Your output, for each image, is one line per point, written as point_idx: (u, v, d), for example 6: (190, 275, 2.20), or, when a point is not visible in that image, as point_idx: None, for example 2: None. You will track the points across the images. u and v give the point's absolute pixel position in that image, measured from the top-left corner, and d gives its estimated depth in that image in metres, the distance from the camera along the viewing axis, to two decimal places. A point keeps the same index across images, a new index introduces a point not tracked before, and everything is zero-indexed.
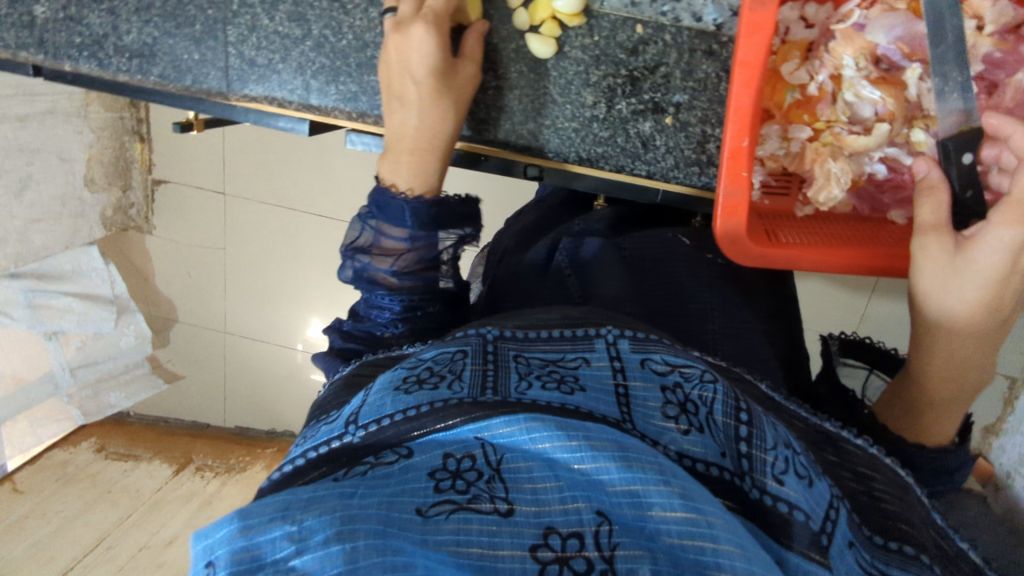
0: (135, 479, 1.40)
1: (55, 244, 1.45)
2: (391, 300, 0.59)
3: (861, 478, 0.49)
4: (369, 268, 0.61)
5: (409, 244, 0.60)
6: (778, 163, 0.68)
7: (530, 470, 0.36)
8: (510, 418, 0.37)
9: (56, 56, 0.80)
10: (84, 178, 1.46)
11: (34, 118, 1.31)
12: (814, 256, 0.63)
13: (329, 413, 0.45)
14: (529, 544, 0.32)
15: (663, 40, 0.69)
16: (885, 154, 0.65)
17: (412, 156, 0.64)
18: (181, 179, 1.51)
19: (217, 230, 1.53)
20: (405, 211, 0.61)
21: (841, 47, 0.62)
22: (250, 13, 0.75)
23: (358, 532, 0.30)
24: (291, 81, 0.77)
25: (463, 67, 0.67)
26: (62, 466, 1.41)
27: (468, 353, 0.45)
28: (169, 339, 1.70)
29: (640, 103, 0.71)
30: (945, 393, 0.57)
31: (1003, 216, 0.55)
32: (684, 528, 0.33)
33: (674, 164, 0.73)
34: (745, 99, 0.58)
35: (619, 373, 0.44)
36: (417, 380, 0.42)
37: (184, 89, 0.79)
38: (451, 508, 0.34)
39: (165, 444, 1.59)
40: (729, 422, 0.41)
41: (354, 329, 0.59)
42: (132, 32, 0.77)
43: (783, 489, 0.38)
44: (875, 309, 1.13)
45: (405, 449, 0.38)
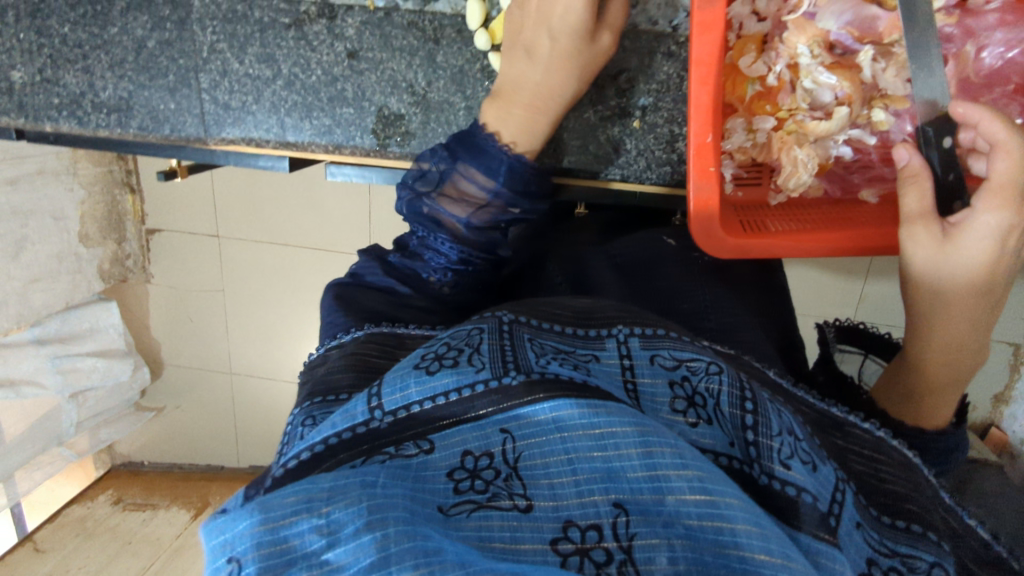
0: (154, 527, 1.50)
1: (56, 301, 1.47)
2: (449, 250, 0.64)
3: (868, 460, 0.48)
4: (439, 210, 0.64)
5: (487, 199, 0.64)
6: (746, 155, 0.69)
7: (546, 465, 0.36)
8: (535, 405, 0.38)
9: (37, 118, 0.82)
10: (78, 234, 1.48)
11: (23, 179, 1.34)
12: (788, 244, 0.63)
13: (340, 395, 0.45)
14: (549, 538, 0.33)
15: (621, 46, 0.70)
16: (850, 136, 0.66)
17: (524, 109, 0.66)
18: (173, 226, 1.53)
19: (213, 272, 1.55)
20: (498, 168, 0.63)
21: (794, 37, 0.63)
22: (219, 58, 0.77)
23: (387, 520, 0.30)
24: (266, 121, 0.78)
25: (601, 36, 0.65)
26: (81, 521, 1.52)
27: (484, 330, 0.46)
28: (175, 384, 1.72)
29: (607, 109, 0.72)
30: (942, 377, 0.58)
31: (986, 203, 0.56)
32: (703, 510, 0.33)
33: (646, 166, 0.74)
34: (705, 96, 0.59)
35: (627, 370, 0.45)
36: (437, 355, 0.43)
37: (163, 138, 0.81)
38: (472, 507, 0.34)
39: (181, 490, 1.65)
40: (735, 412, 0.41)
41: (401, 263, 0.65)
42: (109, 87, 0.79)
43: (791, 474, 0.38)
44: (872, 289, 1.14)
45: (427, 442, 0.38)
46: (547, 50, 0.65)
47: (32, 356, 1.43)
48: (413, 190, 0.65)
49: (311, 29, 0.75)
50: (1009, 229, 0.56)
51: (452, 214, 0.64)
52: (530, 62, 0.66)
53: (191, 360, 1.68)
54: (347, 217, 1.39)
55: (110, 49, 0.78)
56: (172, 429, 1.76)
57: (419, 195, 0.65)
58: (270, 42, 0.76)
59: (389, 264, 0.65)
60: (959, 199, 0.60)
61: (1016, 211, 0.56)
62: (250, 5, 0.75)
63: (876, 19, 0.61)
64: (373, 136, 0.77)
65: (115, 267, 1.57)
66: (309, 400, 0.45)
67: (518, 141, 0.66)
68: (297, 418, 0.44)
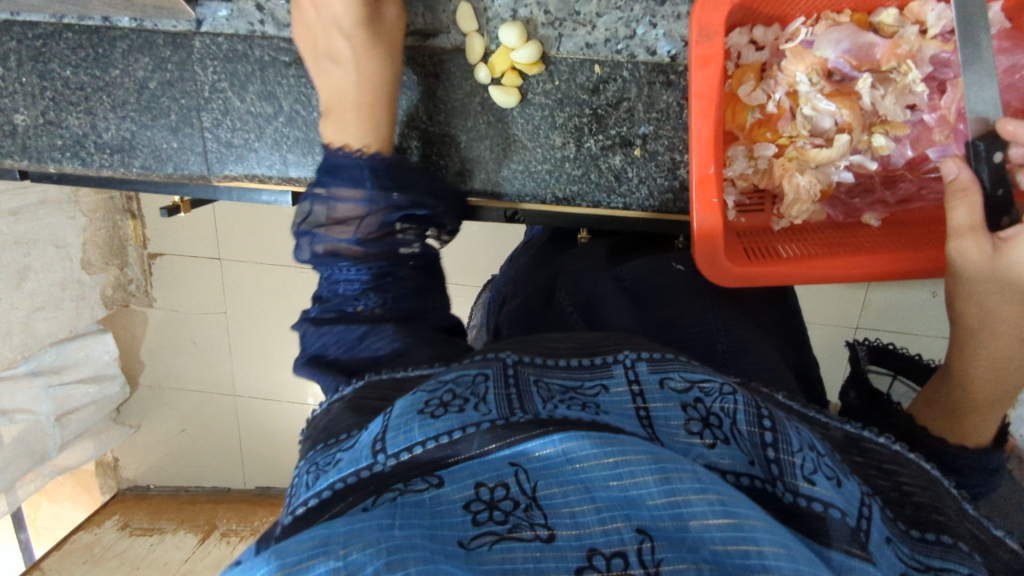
0: (162, 553, 1.48)
1: (59, 329, 1.49)
2: (358, 272, 0.56)
3: (889, 474, 0.48)
4: (328, 240, 0.57)
5: (365, 209, 0.58)
6: (748, 181, 0.69)
7: (567, 495, 0.36)
8: (545, 440, 0.38)
9: (40, 160, 0.82)
10: (80, 262, 1.50)
11: (25, 211, 1.34)
12: (792, 269, 0.63)
13: (340, 437, 0.43)
14: (574, 567, 0.32)
15: (622, 77, 0.71)
16: (851, 161, 0.66)
17: (357, 112, 0.65)
18: (174, 251, 1.53)
19: (216, 297, 1.55)
20: (360, 176, 0.60)
21: (793, 65, 0.63)
22: (221, 97, 0.77)
23: (408, 561, 0.30)
24: (268, 157, 0.79)
25: (389, 14, 0.68)
26: (89, 547, 1.51)
27: (490, 377, 0.45)
28: (178, 408, 1.71)
29: (608, 138, 0.73)
30: (985, 395, 0.56)
31: None
32: (728, 533, 0.33)
33: (648, 194, 0.74)
34: (705, 128, 0.60)
35: (637, 396, 0.44)
36: (441, 403, 0.41)
37: (167, 177, 0.81)
38: (493, 539, 0.34)
39: (188, 513, 1.66)
40: (754, 430, 0.42)
41: (323, 315, 0.55)
42: (111, 128, 0.80)
43: (817, 489, 0.39)
44: (875, 296, 1.14)
45: (436, 477, 0.38)
46: (347, 50, 0.66)
47: (26, 387, 1.45)
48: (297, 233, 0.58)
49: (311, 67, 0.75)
50: None
51: (342, 238, 0.56)
52: (338, 66, 0.66)
53: (194, 385, 1.67)
54: None
55: (112, 90, 0.78)
56: (176, 453, 1.75)
57: (303, 235, 0.57)
58: (271, 80, 0.76)
59: (313, 320, 0.55)
60: (1009, 215, 0.59)
61: None
62: (250, 44, 0.75)
63: (874, 46, 0.62)
64: None
65: (117, 292, 1.60)
66: (313, 449, 0.44)
67: (365, 142, 0.63)
68: (302, 468, 0.42)
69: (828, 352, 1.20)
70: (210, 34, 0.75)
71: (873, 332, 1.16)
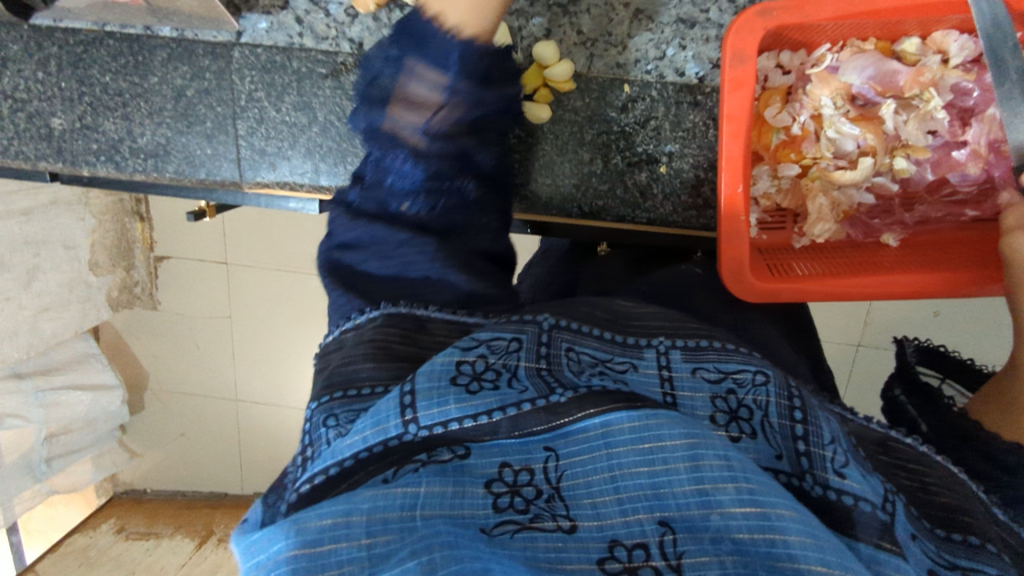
0: (159, 557, 1.52)
1: (66, 329, 1.53)
2: (414, 170, 0.55)
3: (916, 473, 0.50)
4: (397, 119, 0.56)
5: (442, 100, 0.56)
6: (771, 201, 0.71)
7: (589, 485, 0.38)
8: (584, 425, 0.40)
9: (75, 163, 0.84)
10: (89, 263, 1.53)
11: (37, 211, 1.38)
12: (812, 287, 0.65)
13: (364, 390, 0.44)
14: (596, 558, 0.35)
15: (650, 96, 0.73)
16: (873, 183, 0.68)
17: None
18: (181, 254, 1.55)
19: (222, 300, 1.56)
20: (447, 59, 0.56)
21: (818, 90, 0.66)
22: (257, 106, 0.79)
23: (432, 547, 0.32)
24: (301, 165, 0.81)
25: None
26: (84, 551, 1.55)
27: (523, 343, 0.46)
28: (180, 411, 1.73)
29: (634, 155, 0.75)
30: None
31: None
32: (754, 523, 0.35)
33: (672, 210, 0.76)
34: (735, 148, 0.62)
35: (666, 382, 0.47)
36: (475, 374, 0.42)
37: (199, 182, 0.83)
38: (515, 528, 0.36)
39: (184, 518, 1.69)
40: (784, 423, 0.43)
41: (364, 201, 0.56)
42: (146, 134, 0.82)
43: (846, 483, 0.40)
44: (878, 313, 1.16)
45: (463, 448, 0.40)
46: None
47: (15, 391, 1.43)
48: (365, 99, 0.58)
49: (348, 79, 0.77)
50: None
51: (408, 125, 0.56)
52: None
53: (197, 389, 1.69)
54: None
55: (150, 97, 0.80)
56: (178, 456, 1.77)
57: (371, 104, 0.57)
58: (307, 91, 0.78)
59: (351, 209, 0.56)
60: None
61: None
62: (289, 56, 0.77)
63: (897, 73, 0.64)
64: None
65: (123, 293, 1.63)
66: (328, 396, 0.45)
67: (466, 24, 0.57)
68: (317, 417, 0.44)
69: (836, 369, 1.22)
70: (249, 46, 0.77)
71: (876, 349, 1.19)
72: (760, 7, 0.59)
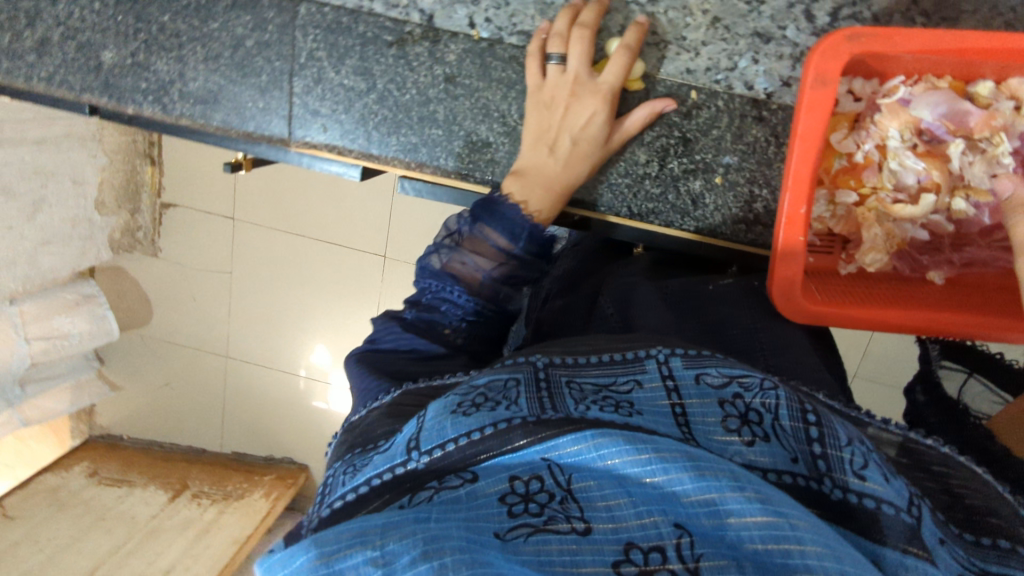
0: (130, 506, 1.59)
1: (63, 266, 1.52)
2: (465, 301, 0.70)
3: (938, 476, 0.51)
4: (464, 259, 0.70)
5: (506, 260, 0.70)
6: (825, 225, 0.71)
7: (602, 488, 0.41)
8: (577, 436, 0.42)
9: (121, 99, 0.83)
10: (95, 202, 1.52)
11: (50, 140, 1.36)
12: (860, 313, 0.65)
13: (375, 444, 0.53)
14: (611, 561, 0.37)
15: (716, 105, 0.73)
16: (929, 220, 0.68)
17: (546, 191, 0.72)
18: (189, 203, 1.57)
19: (224, 256, 1.60)
20: (520, 232, 0.69)
21: (886, 120, 0.66)
22: (316, 66, 0.78)
23: (444, 549, 0.35)
24: (353, 131, 0.79)
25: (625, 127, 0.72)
26: (54, 491, 1.59)
27: (521, 380, 0.51)
28: (168, 361, 1.74)
29: (691, 162, 0.74)
30: None
31: None
32: (766, 533, 0.36)
33: (722, 221, 0.76)
34: (804, 168, 0.62)
35: (673, 392, 0.50)
36: (474, 402, 0.48)
37: (246, 135, 0.82)
38: (529, 531, 0.39)
39: (161, 470, 1.74)
40: (799, 426, 0.45)
41: (417, 319, 0.71)
42: (199, 79, 0.80)
43: (867, 485, 0.41)
44: (876, 346, 1.21)
45: (470, 472, 0.44)
46: (568, 148, 0.72)
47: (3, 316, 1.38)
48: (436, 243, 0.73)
49: (412, 50, 0.76)
50: None
51: (475, 267, 0.70)
52: (552, 155, 0.72)
53: (185, 341, 1.71)
54: (367, 212, 1.48)
55: (207, 43, 0.79)
56: (160, 404, 1.79)
57: (444, 246, 0.71)
58: (369, 56, 0.77)
59: (405, 322, 0.71)
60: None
61: None
62: (356, 19, 0.77)
63: (968, 114, 0.64)
64: (457, 159, 0.78)
65: (125, 236, 1.64)
66: (349, 454, 0.54)
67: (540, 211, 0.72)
68: (340, 468, 0.52)
69: None
70: (317, 3, 0.77)
71: (868, 381, 1.23)
72: (848, 32, 0.58)
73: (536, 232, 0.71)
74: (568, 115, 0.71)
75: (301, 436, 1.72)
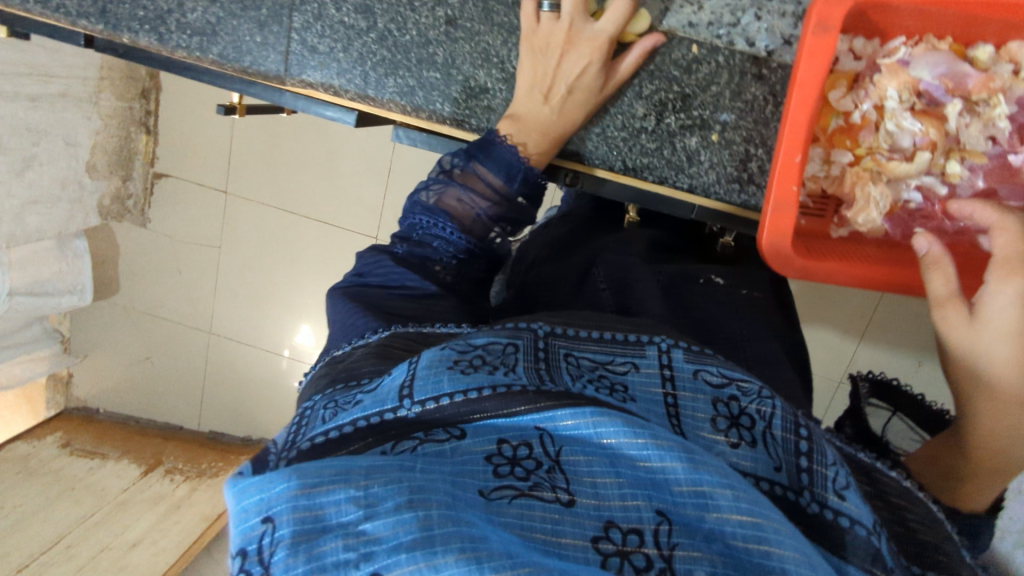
0: (101, 478, 1.50)
1: (49, 227, 1.47)
2: (459, 238, 0.70)
3: (895, 508, 0.47)
4: (461, 195, 0.71)
5: (501, 197, 0.72)
6: (818, 185, 0.71)
7: (590, 464, 0.41)
8: (575, 410, 0.42)
9: (116, 27, 0.81)
10: (86, 163, 1.50)
11: (45, 99, 1.34)
12: (847, 271, 0.66)
13: (360, 380, 0.52)
14: (591, 536, 0.37)
15: (716, 61, 0.72)
16: (922, 183, 0.68)
17: (541, 134, 0.73)
18: (181, 173, 1.58)
19: (214, 228, 1.59)
20: (515, 171, 0.72)
21: (886, 81, 0.65)
22: (317, 2, 0.78)
23: (428, 503, 0.35)
24: (350, 70, 0.79)
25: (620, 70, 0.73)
26: (25, 459, 1.49)
27: (519, 348, 0.50)
28: (151, 335, 1.74)
29: (688, 119, 0.74)
30: (985, 463, 0.51)
31: (998, 275, 0.55)
32: (748, 531, 0.37)
33: (716, 180, 0.76)
34: (801, 117, 0.62)
35: (668, 382, 0.49)
36: (471, 363, 0.47)
37: (241, 70, 0.81)
38: (513, 494, 0.39)
39: (134, 443, 1.69)
40: (789, 437, 0.45)
41: (408, 254, 0.70)
42: (197, 10, 0.79)
43: (846, 505, 0.41)
44: None
45: (458, 429, 0.43)
46: (562, 96, 0.73)
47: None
48: (427, 179, 0.73)
49: None
50: None
51: (472, 202, 0.71)
52: (547, 104, 0.73)
53: (172, 315, 1.71)
54: (362, 191, 1.46)
55: None
56: (141, 379, 1.79)
57: (436, 182, 0.72)
58: None
59: (397, 256, 0.70)
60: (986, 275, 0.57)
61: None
62: None
63: (967, 76, 0.64)
64: (453, 104, 0.78)
65: (115, 204, 1.61)
66: (331, 388, 0.52)
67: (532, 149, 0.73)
68: (320, 400, 0.51)
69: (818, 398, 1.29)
70: None
71: None
72: None
73: (531, 174, 0.73)
74: (564, 63, 0.71)
75: (280, 418, 1.68)
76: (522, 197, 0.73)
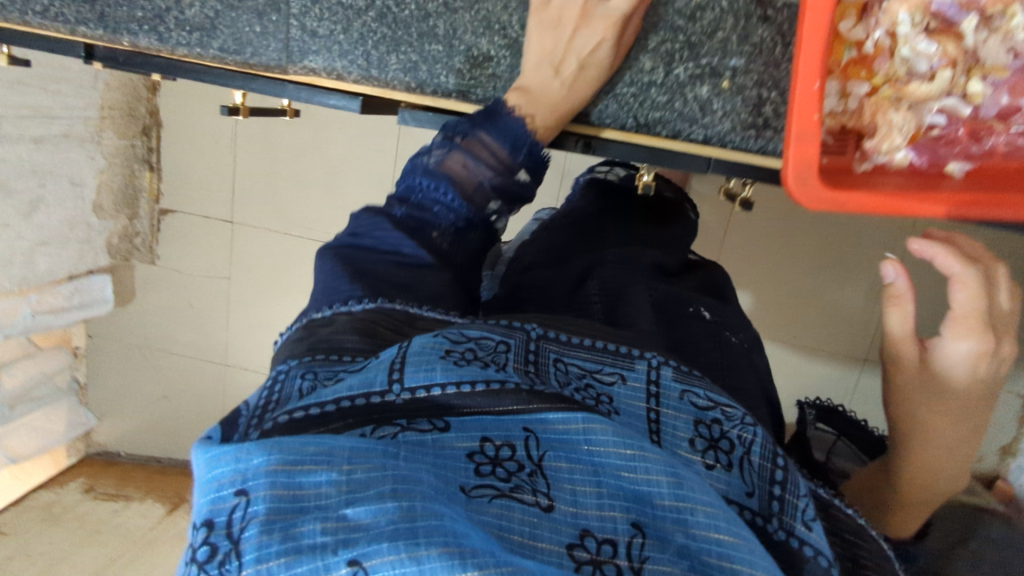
0: (126, 519, 1.46)
1: (60, 268, 1.48)
2: (459, 205, 0.69)
3: (848, 544, 0.53)
4: (465, 159, 0.69)
5: (504, 168, 0.70)
6: (837, 121, 0.68)
7: (573, 472, 0.43)
8: (568, 415, 0.45)
9: (116, 31, 0.81)
10: (93, 204, 1.51)
11: (49, 141, 1.36)
12: (877, 204, 0.63)
13: (342, 357, 0.52)
14: (566, 542, 0.39)
15: (720, 6, 0.71)
16: (944, 104, 0.67)
17: (548, 110, 0.73)
18: (188, 209, 1.56)
19: (222, 260, 1.58)
20: (519, 143, 0.71)
21: (896, 5, 0.63)
22: None
23: (414, 494, 0.36)
24: (352, 51, 0.78)
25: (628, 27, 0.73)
26: (48, 507, 1.47)
27: (512, 347, 0.52)
28: (167, 373, 1.73)
29: (698, 67, 0.73)
30: (912, 495, 0.69)
31: (954, 331, 0.71)
32: (723, 551, 0.39)
33: (731, 128, 0.74)
34: (816, 41, 0.59)
35: (653, 398, 0.52)
36: (464, 356, 0.48)
37: (243, 62, 0.81)
38: (493, 493, 0.40)
39: (156, 483, 1.65)
40: (764, 464, 0.49)
41: (407, 218, 0.69)
42: (195, 5, 0.79)
43: (810, 535, 0.45)
44: None
45: (442, 421, 0.44)
46: (573, 71, 0.74)
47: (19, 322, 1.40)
48: (431, 142, 0.71)
49: None
50: (980, 351, 0.71)
51: (475, 169, 0.69)
52: (557, 76, 0.73)
53: (186, 350, 1.69)
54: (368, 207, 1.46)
55: None
56: (159, 417, 1.76)
57: (440, 145, 0.70)
58: None
59: (395, 218, 0.69)
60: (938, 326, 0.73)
61: (979, 338, 0.70)
62: None
63: None
64: (458, 76, 0.77)
65: (124, 242, 1.62)
66: (309, 356, 0.52)
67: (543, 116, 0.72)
68: (297, 369, 0.50)
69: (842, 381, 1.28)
70: None
71: None
72: None
73: (535, 149, 0.72)
74: (577, 39, 0.73)
75: None
76: (525, 171, 0.72)
